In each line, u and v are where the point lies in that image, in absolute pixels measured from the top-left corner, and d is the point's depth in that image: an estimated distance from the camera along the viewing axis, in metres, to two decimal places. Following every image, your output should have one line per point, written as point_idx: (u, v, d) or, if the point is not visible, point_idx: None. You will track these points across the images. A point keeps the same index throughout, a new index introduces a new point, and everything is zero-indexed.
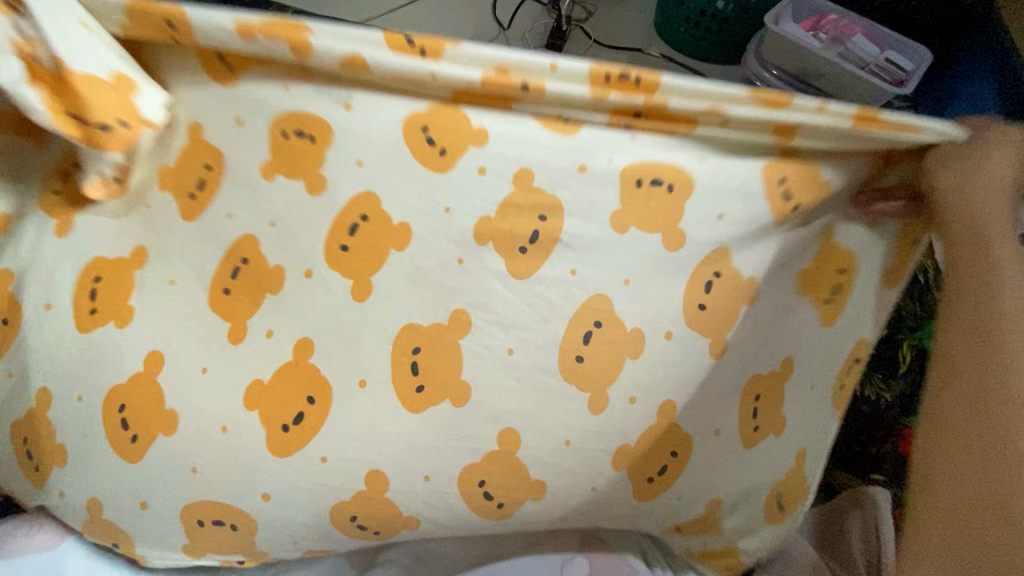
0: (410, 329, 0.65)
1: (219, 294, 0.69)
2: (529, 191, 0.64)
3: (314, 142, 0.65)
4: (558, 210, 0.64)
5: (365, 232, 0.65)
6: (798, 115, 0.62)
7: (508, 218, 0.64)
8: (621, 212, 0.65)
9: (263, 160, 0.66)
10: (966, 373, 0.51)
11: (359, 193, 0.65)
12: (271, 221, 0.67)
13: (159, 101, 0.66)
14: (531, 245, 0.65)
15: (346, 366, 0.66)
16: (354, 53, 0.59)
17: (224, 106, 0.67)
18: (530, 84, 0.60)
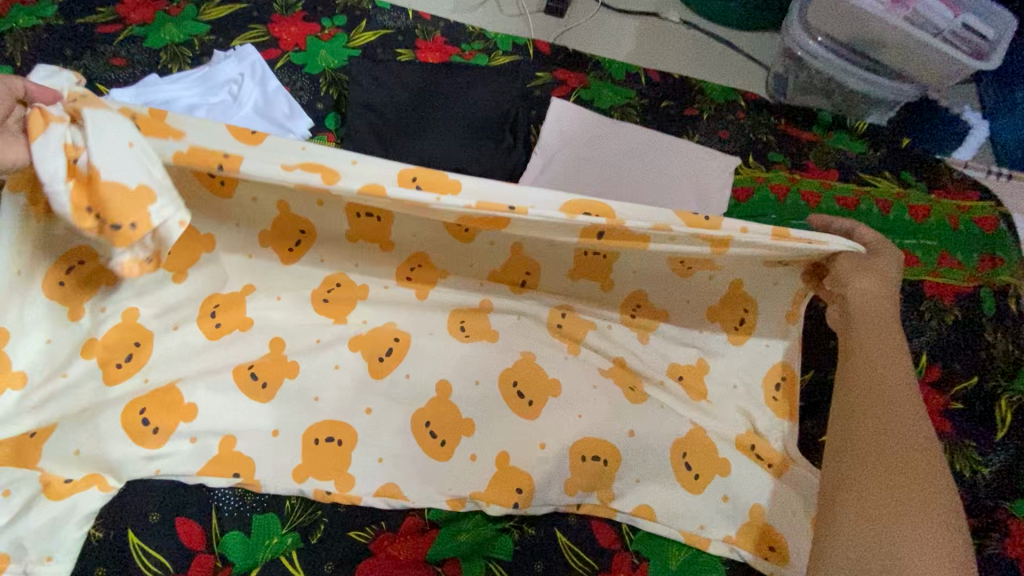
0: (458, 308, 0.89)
1: (321, 300, 0.86)
2: (519, 259, 0.85)
3: (381, 220, 0.79)
4: (541, 268, 0.87)
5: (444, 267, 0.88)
6: (726, 233, 0.66)
7: (508, 272, 0.88)
8: (573, 275, 0.87)
9: (348, 230, 0.81)
10: (859, 441, 0.62)
11: (412, 253, 0.85)
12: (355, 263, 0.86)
13: (177, 213, 0.58)
14: (524, 283, 0.90)
15: (419, 322, 0.88)
16: (330, 175, 0.60)
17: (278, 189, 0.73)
18: (514, 208, 0.62)
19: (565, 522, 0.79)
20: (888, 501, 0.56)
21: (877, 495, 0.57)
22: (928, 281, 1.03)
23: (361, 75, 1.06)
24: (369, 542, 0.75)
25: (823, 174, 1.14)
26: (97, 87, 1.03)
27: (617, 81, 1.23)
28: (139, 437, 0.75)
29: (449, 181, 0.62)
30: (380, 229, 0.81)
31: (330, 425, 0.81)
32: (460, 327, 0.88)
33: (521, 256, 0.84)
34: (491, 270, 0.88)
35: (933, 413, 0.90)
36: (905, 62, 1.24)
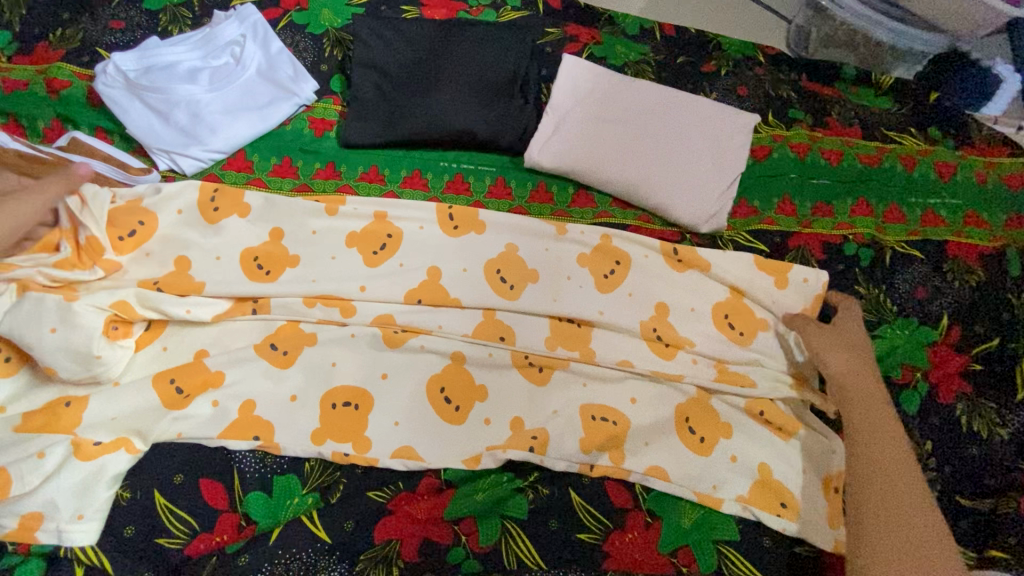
0: (488, 260, 0.89)
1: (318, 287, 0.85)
2: (516, 259, 0.90)
3: (390, 237, 0.89)
4: (549, 253, 0.91)
5: (458, 256, 0.89)
6: (682, 367, 0.86)
7: (519, 261, 0.90)
8: (580, 258, 0.91)
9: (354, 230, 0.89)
10: (872, 483, 0.70)
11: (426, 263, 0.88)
12: (375, 251, 0.88)
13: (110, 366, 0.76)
14: (543, 255, 0.90)
15: (432, 308, 0.86)
16: (381, 319, 0.85)
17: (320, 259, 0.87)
18: (505, 340, 0.85)
19: (580, 483, 0.79)
20: (913, 542, 0.65)
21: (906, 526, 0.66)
22: (952, 241, 1.00)
23: (365, 34, 1.03)
24: (387, 501, 0.75)
25: (847, 131, 1.10)
26: (100, 52, 1.01)
27: (631, 37, 1.18)
28: (170, 399, 0.77)
29: (454, 301, 0.86)
30: (394, 238, 0.89)
31: (346, 386, 0.81)
32: (500, 281, 0.88)
33: (515, 254, 0.90)
34: (498, 253, 0.90)
35: (952, 375, 0.89)
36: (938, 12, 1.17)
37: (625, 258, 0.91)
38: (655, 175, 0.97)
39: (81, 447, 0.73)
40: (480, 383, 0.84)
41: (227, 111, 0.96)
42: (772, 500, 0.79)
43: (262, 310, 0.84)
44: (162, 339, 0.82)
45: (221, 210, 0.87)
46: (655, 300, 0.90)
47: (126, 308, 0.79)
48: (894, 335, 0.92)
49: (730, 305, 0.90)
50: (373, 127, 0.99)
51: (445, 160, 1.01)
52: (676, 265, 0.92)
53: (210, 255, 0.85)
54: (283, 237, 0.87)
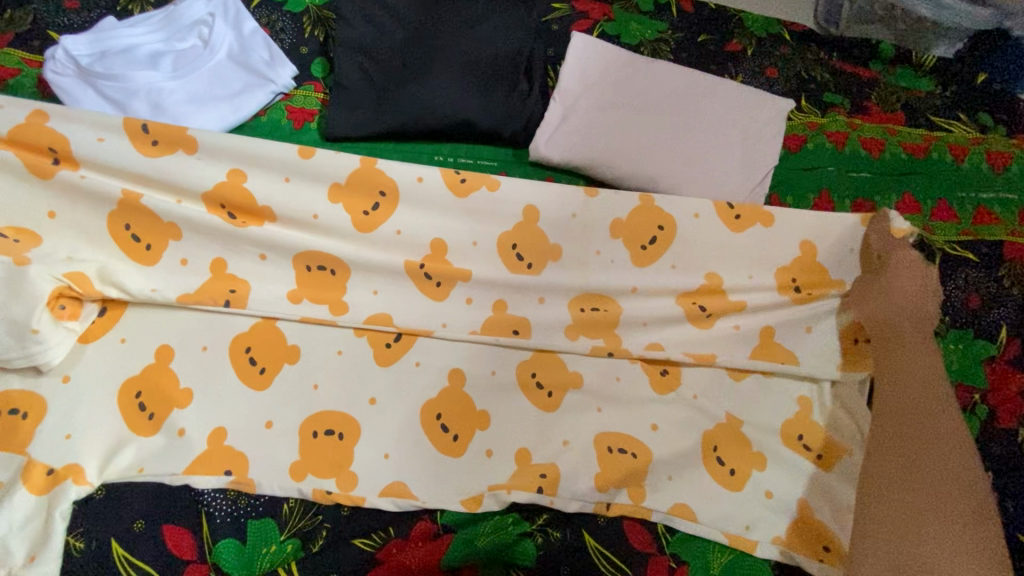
0: (505, 231, 0.80)
1: (304, 271, 0.77)
2: (531, 224, 0.80)
3: (383, 195, 0.77)
4: (569, 227, 0.80)
5: (460, 232, 0.79)
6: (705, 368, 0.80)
7: (536, 231, 0.80)
8: (615, 226, 0.80)
9: (339, 180, 0.76)
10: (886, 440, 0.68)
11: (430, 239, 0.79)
12: (366, 212, 0.77)
13: (54, 346, 0.67)
14: (563, 231, 0.80)
15: (428, 317, 0.78)
16: (377, 316, 0.77)
17: (299, 232, 0.76)
18: (518, 332, 0.78)
19: (595, 524, 0.70)
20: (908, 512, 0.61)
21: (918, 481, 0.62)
22: (1010, 241, 0.89)
23: (349, 12, 0.92)
24: (376, 551, 0.66)
25: (888, 117, 0.98)
26: (51, 36, 0.90)
27: (646, 13, 1.06)
28: (135, 421, 0.70)
29: (462, 275, 0.78)
30: (392, 198, 0.77)
31: (331, 413, 0.72)
32: (516, 258, 0.80)
33: (531, 220, 0.80)
34: (513, 220, 0.80)
35: (1017, 395, 0.78)
36: None
37: (668, 224, 0.81)
38: (676, 170, 0.87)
39: (30, 475, 0.64)
40: (482, 408, 0.74)
41: (193, 101, 0.85)
42: (817, 532, 0.70)
43: (237, 304, 0.75)
44: (121, 329, 0.74)
45: (163, 145, 0.72)
46: (705, 270, 0.81)
47: (83, 279, 0.70)
48: (949, 351, 0.81)
49: (798, 268, 0.82)
50: (359, 118, 0.88)
51: (439, 154, 0.90)
52: (735, 223, 0.81)
53: (175, 258, 0.75)
54: (246, 178, 0.74)
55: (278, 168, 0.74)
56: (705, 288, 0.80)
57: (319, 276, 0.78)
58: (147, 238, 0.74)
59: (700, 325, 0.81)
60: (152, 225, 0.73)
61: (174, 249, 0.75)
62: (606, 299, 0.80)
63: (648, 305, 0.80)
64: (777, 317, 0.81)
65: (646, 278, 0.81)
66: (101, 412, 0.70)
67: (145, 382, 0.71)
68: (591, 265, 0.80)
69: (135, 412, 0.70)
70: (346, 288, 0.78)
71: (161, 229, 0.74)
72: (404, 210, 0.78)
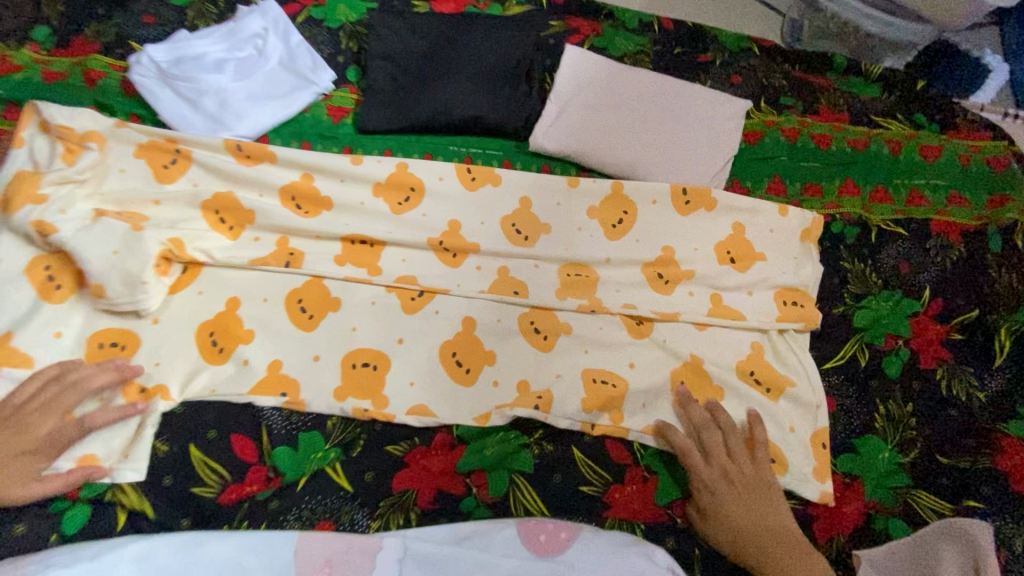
0: (505, 215, 0.99)
1: (350, 244, 0.95)
2: (527, 213, 0.99)
3: (413, 190, 0.98)
4: (558, 213, 1.00)
5: (472, 214, 0.98)
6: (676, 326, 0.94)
7: (532, 218, 0.99)
8: (591, 210, 1.00)
9: (379, 180, 0.97)
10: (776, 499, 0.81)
11: (447, 221, 0.98)
12: (400, 202, 0.97)
13: (154, 297, 0.85)
14: (553, 213, 1.00)
15: (445, 279, 0.94)
16: (404, 279, 0.93)
17: (349, 214, 0.96)
18: (519, 292, 0.94)
19: (582, 441, 0.85)
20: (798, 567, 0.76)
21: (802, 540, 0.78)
22: (936, 219, 1.05)
23: (379, 26, 1.10)
24: (404, 455, 0.81)
25: (836, 116, 1.15)
26: (132, 46, 1.09)
27: (631, 29, 1.24)
28: (209, 353, 0.85)
29: (472, 249, 0.96)
30: (421, 191, 0.98)
31: (365, 349, 0.88)
32: (515, 232, 0.98)
33: (528, 209, 1.00)
34: (511, 209, 0.99)
35: (933, 342, 0.94)
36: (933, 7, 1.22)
37: (631, 209, 1.00)
38: (652, 157, 1.03)
39: (127, 389, 0.81)
40: (489, 348, 0.90)
41: (250, 99, 1.02)
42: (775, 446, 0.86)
43: (295, 264, 0.92)
44: (198, 284, 0.90)
45: (255, 157, 0.95)
46: (660, 245, 0.98)
47: (180, 245, 0.88)
48: (882, 308, 0.97)
49: (733, 243, 0.99)
50: (386, 114, 1.05)
51: (454, 144, 1.07)
52: (684, 208, 1.00)
53: (250, 237, 0.93)
54: (314, 179, 0.95)
55: (335, 170, 0.95)
56: (661, 259, 0.98)
57: (358, 249, 0.95)
58: (230, 221, 0.93)
59: (665, 290, 0.96)
60: (235, 210, 0.93)
61: (249, 230, 0.93)
62: (582, 268, 0.97)
63: (622, 271, 0.97)
64: (732, 283, 0.96)
65: (616, 253, 0.98)
66: (178, 345, 0.85)
67: (218, 324, 0.87)
68: (575, 240, 0.98)
69: (212, 352, 0.86)
70: (381, 256, 0.95)
71: (241, 213, 0.93)
72: (429, 199, 0.98)
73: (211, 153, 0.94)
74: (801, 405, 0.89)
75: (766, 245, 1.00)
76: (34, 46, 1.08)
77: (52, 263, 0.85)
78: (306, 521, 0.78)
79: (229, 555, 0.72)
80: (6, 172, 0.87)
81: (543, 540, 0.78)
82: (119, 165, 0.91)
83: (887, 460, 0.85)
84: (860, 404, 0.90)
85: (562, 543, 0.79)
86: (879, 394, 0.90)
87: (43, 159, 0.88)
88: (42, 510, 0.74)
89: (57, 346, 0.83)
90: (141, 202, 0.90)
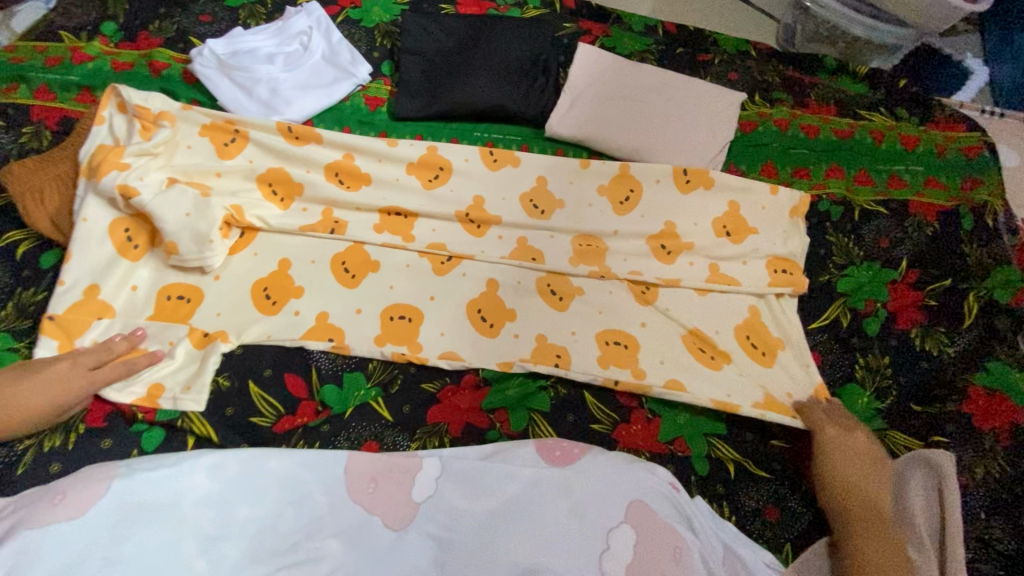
0: (523, 192, 1.10)
1: (388, 215, 1.06)
2: (543, 190, 1.10)
3: (442, 168, 1.09)
4: (570, 190, 1.10)
5: (495, 191, 1.09)
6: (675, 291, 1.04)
7: (548, 195, 1.10)
8: (601, 188, 1.11)
9: (412, 158, 1.08)
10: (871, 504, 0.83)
11: (472, 196, 1.09)
12: (431, 179, 1.09)
13: (218, 254, 0.97)
14: (567, 191, 1.10)
15: (471, 245, 1.05)
16: (434, 246, 1.04)
17: (386, 189, 1.07)
18: (536, 259, 1.05)
19: (593, 387, 0.96)
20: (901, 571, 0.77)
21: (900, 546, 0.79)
22: (914, 201, 1.16)
23: (411, 26, 1.22)
24: (437, 392, 0.93)
25: (823, 110, 1.27)
26: (191, 41, 1.22)
27: (637, 32, 1.36)
28: (262, 304, 0.97)
29: (494, 220, 1.07)
30: (449, 171, 1.09)
31: (400, 304, 0.99)
32: (533, 207, 1.09)
33: (545, 187, 1.11)
34: (527, 187, 1.10)
35: (909, 306, 1.05)
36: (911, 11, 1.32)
37: (638, 188, 1.10)
38: (655, 142, 1.15)
39: (192, 332, 0.93)
40: (510, 306, 1.01)
41: (298, 88, 1.15)
42: (783, 408, 0.94)
43: (339, 232, 1.03)
44: (254, 246, 1.02)
45: (303, 138, 1.06)
46: (663, 219, 1.09)
47: (240, 211, 1.00)
48: (863, 278, 1.08)
49: (728, 218, 1.10)
50: (418, 102, 1.18)
51: (477, 130, 1.19)
52: (685, 186, 1.10)
53: (299, 209, 1.05)
54: (354, 158, 1.07)
55: (374, 151, 1.07)
56: (664, 233, 1.08)
57: (394, 220, 1.06)
58: (282, 193, 1.05)
59: (667, 260, 1.06)
60: (286, 184, 1.05)
61: (298, 202, 1.05)
62: (592, 239, 1.07)
63: (629, 241, 1.08)
64: (728, 253, 1.07)
65: (625, 226, 1.08)
66: (237, 298, 0.97)
67: (271, 281, 0.99)
68: (587, 214, 1.09)
69: (264, 304, 0.97)
70: (414, 226, 1.06)
71: (292, 186, 1.05)
72: (456, 177, 1.09)
73: (265, 134, 1.05)
74: (794, 370, 0.99)
75: (759, 221, 1.10)
76: (104, 39, 1.22)
77: (128, 226, 0.97)
78: (353, 441, 0.87)
79: (288, 469, 0.80)
80: (91, 145, 1.00)
81: (559, 454, 0.82)
82: (186, 143, 1.04)
83: (866, 406, 0.97)
84: (843, 359, 1.01)
85: (577, 457, 0.81)
86: (859, 349, 1.01)
87: (124, 135, 1.02)
88: (126, 430, 0.86)
89: (135, 299, 0.95)
90: (206, 174, 1.02)
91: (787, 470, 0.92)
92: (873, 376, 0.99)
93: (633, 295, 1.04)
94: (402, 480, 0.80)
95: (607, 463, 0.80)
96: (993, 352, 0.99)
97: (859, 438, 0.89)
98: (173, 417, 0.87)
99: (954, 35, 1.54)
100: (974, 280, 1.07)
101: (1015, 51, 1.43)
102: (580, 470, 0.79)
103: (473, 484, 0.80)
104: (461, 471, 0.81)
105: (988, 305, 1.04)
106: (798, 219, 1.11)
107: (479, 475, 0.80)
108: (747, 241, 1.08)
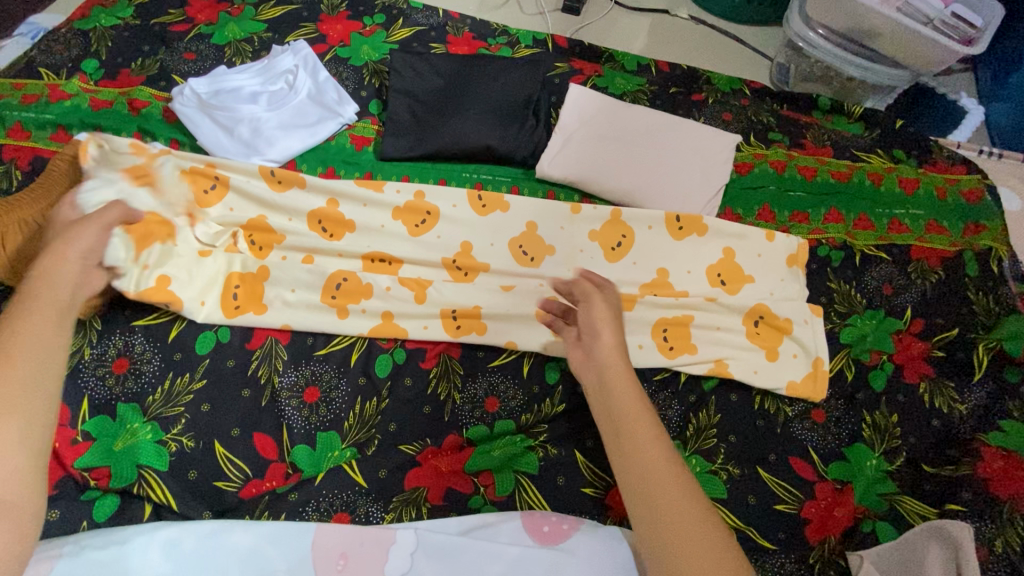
0: (514, 238, 1.04)
1: (372, 262, 1.00)
2: (532, 237, 1.05)
3: (429, 214, 1.04)
4: (561, 236, 1.05)
5: (484, 236, 1.04)
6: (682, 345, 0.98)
7: (540, 242, 1.05)
8: (593, 233, 1.06)
9: (397, 205, 1.03)
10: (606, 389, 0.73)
11: (459, 243, 1.03)
12: (417, 224, 1.03)
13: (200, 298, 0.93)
14: (559, 239, 1.05)
15: (459, 293, 0.98)
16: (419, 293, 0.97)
17: (369, 236, 1.01)
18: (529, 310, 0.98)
19: (586, 448, 0.90)
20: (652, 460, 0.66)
21: (638, 422, 0.69)
22: (916, 246, 1.12)
23: (400, 65, 1.20)
24: (417, 454, 0.87)
25: (820, 151, 1.23)
26: (174, 78, 1.19)
27: (629, 71, 1.35)
28: (250, 303, 0.95)
29: (483, 269, 1.01)
30: (435, 218, 1.04)
31: (383, 357, 0.94)
32: (523, 254, 1.04)
33: (535, 233, 1.05)
34: (515, 233, 1.05)
35: (914, 358, 1.01)
36: (907, 53, 1.31)
37: (631, 233, 1.06)
38: (650, 185, 1.12)
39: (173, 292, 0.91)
40: (502, 361, 0.96)
41: (282, 128, 1.11)
42: (778, 321, 1.00)
43: (327, 283, 0.97)
44: (236, 301, 0.94)
45: (285, 182, 1.02)
46: (656, 267, 1.05)
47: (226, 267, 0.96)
48: (866, 329, 1.03)
49: (723, 266, 1.05)
50: (404, 143, 1.14)
51: (466, 171, 1.15)
52: (678, 233, 1.06)
53: (277, 257, 0.98)
54: (339, 204, 1.02)
55: (358, 197, 1.02)
56: (656, 281, 1.04)
57: (378, 266, 1.00)
58: (259, 242, 0.99)
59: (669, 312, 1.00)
60: (265, 232, 0.99)
61: (276, 250, 0.99)
62: None
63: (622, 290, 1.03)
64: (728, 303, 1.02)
65: (617, 274, 1.04)
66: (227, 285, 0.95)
67: (250, 335, 0.94)
68: (577, 261, 1.04)
69: (254, 301, 0.95)
70: (398, 271, 1.00)
71: (269, 236, 0.99)
72: (443, 223, 1.04)
73: (245, 177, 1.01)
74: (798, 433, 0.95)
75: (755, 268, 1.06)
76: (83, 76, 1.18)
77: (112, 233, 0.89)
78: (324, 512, 0.82)
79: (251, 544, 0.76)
80: None
81: (546, 531, 0.79)
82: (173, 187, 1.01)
83: (874, 467, 0.92)
84: (847, 415, 0.96)
85: (565, 535, 0.79)
86: (866, 406, 0.97)
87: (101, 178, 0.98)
88: (78, 498, 0.81)
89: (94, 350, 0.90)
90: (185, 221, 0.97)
91: (794, 537, 0.87)
92: (880, 435, 0.94)
93: (659, 348, 0.98)
94: (370, 556, 0.77)
95: (590, 541, 0.79)
96: (1003, 409, 0.94)
97: (606, 340, 0.78)
98: (129, 486, 0.82)
99: (948, 74, 1.53)
100: (983, 331, 1.02)
101: (1012, 89, 1.41)
102: (564, 550, 0.78)
103: (444, 560, 0.77)
104: (432, 548, 0.78)
105: (995, 357, 0.99)
106: (796, 265, 1.06)
107: (452, 551, 0.77)
108: (743, 292, 1.04)
